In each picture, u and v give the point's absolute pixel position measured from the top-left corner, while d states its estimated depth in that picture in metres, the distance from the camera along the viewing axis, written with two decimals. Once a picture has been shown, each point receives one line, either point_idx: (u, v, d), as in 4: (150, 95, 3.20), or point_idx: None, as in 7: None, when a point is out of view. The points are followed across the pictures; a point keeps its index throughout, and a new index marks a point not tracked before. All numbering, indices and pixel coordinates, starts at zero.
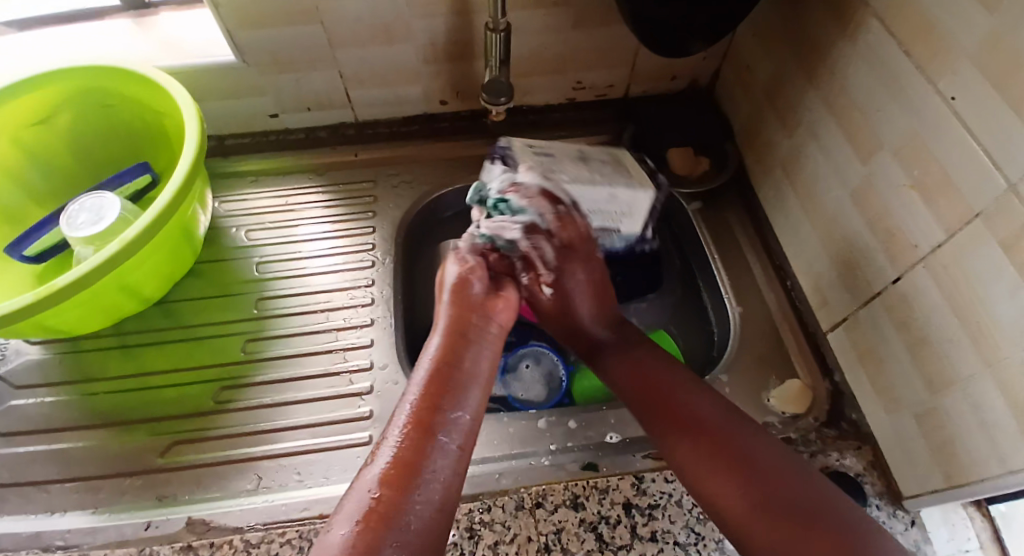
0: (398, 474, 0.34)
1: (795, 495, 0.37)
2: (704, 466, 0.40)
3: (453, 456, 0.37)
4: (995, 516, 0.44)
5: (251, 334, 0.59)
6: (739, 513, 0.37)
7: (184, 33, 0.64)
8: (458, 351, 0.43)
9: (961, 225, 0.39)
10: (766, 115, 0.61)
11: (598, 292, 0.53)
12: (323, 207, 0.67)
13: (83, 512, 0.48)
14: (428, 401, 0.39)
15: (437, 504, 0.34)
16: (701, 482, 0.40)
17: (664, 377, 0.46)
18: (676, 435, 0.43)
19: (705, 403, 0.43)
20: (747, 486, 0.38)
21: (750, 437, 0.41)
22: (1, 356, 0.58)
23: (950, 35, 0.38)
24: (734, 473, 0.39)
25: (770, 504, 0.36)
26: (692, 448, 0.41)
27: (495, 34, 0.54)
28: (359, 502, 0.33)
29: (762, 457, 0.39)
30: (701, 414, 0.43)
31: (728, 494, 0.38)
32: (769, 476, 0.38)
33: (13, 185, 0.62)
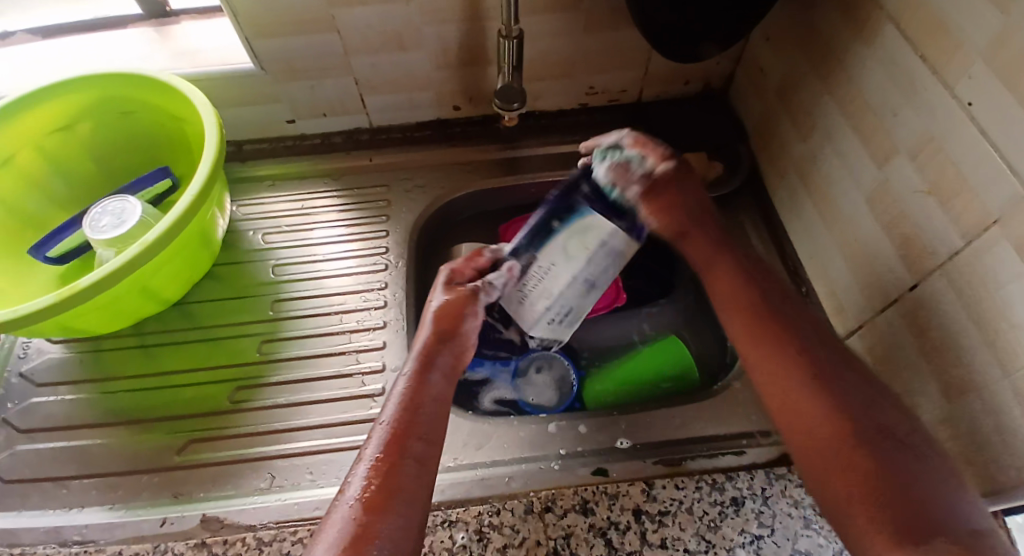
0: (372, 499, 0.36)
1: (873, 418, 0.37)
2: (791, 389, 0.40)
3: (420, 473, 0.39)
4: (1013, 527, 0.43)
5: (266, 335, 0.60)
6: (824, 438, 0.37)
7: (204, 41, 0.65)
8: (420, 382, 0.44)
9: (978, 229, 0.38)
10: (779, 120, 0.61)
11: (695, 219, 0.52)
12: (338, 211, 0.68)
13: (101, 508, 0.50)
14: (398, 430, 0.40)
15: (408, 519, 0.36)
16: (790, 420, 0.39)
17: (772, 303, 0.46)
18: (761, 366, 0.43)
19: (789, 345, 0.42)
20: (842, 409, 0.38)
21: (840, 370, 0.41)
22: (25, 355, 0.59)
23: (965, 38, 0.38)
24: (822, 394, 0.39)
25: (861, 422, 0.37)
26: (808, 392, 0.39)
27: (508, 39, 0.54)
28: (337, 524, 0.35)
29: (841, 386, 0.39)
30: (796, 338, 0.43)
31: (813, 416, 0.38)
32: (866, 415, 0.37)
33: (39, 189, 0.63)
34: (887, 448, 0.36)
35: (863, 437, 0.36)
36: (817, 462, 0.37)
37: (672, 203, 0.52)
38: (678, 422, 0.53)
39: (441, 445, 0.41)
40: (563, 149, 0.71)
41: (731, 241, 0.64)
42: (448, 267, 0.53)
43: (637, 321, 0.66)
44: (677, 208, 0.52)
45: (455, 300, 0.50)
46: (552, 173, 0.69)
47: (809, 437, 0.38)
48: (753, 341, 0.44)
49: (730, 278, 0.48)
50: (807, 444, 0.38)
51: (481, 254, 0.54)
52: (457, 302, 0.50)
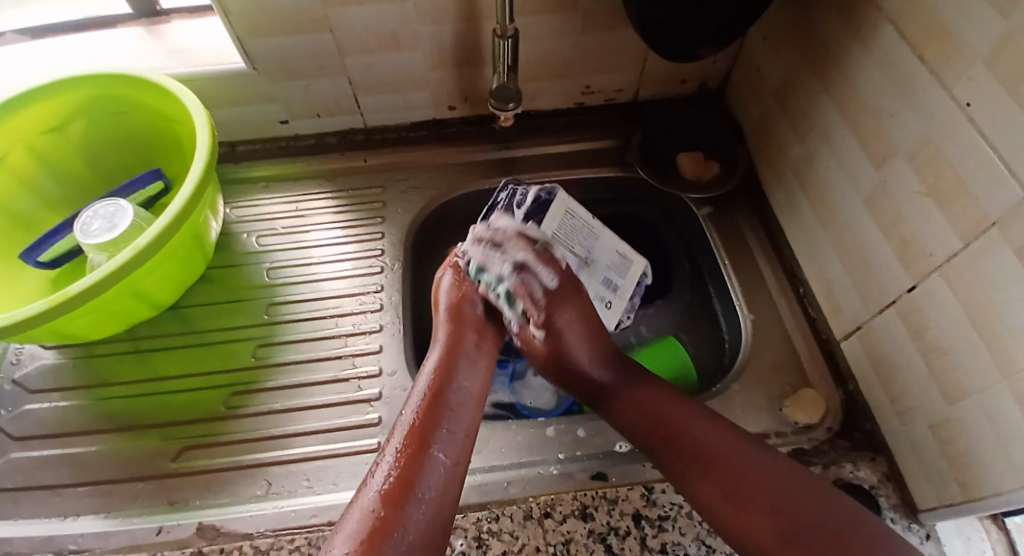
0: (396, 492, 0.37)
1: (803, 510, 0.38)
2: (722, 496, 0.40)
3: (448, 474, 0.40)
4: (1011, 529, 0.43)
5: (261, 339, 0.59)
6: (761, 532, 0.38)
7: (195, 41, 0.64)
8: (449, 370, 0.47)
9: (977, 233, 0.38)
10: (777, 119, 0.61)
11: (591, 333, 0.51)
12: (333, 213, 0.68)
13: (96, 516, 0.49)
14: (425, 421, 0.42)
15: (432, 513, 0.38)
16: (727, 520, 0.40)
17: (670, 409, 0.46)
18: (698, 480, 0.41)
19: (722, 435, 0.43)
20: (775, 516, 0.38)
21: (757, 456, 0.42)
22: (16, 360, 0.59)
23: (964, 39, 0.37)
24: (750, 500, 0.39)
25: (785, 524, 0.38)
26: (749, 510, 0.39)
27: (503, 40, 0.54)
28: (360, 515, 0.36)
29: (760, 479, 0.40)
30: (706, 442, 0.43)
31: (753, 525, 0.39)
32: (791, 504, 0.39)
33: (28, 192, 0.62)
34: (816, 539, 0.37)
35: (794, 535, 0.37)
36: (751, 544, 0.39)
37: (576, 313, 0.51)
38: None
39: (469, 437, 0.43)
40: (560, 150, 0.71)
41: (729, 241, 0.64)
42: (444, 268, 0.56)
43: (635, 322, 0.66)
44: (584, 316, 0.51)
45: (453, 292, 0.52)
46: (549, 173, 0.69)
47: (746, 526, 0.39)
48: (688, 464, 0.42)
49: (631, 380, 0.49)
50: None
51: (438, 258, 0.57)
52: (454, 293, 0.52)
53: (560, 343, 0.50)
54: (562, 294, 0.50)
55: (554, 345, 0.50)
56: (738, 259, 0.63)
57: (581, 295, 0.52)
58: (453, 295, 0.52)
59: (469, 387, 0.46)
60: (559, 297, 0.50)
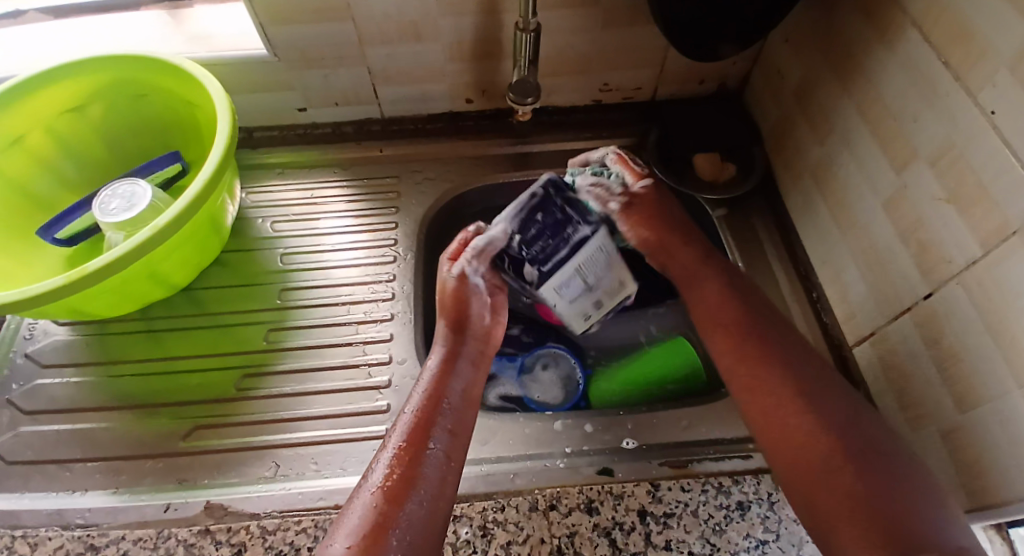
0: (395, 489, 0.37)
1: (862, 444, 0.39)
2: (782, 408, 0.42)
3: (443, 468, 0.40)
4: (1015, 539, 0.41)
5: (273, 324, 0.60)
6: (810, 464, 0.39)
7: (216, 26, 0.65)
8: (446, 376, 0.46)
9: (997, 240, 0.38)
10: (796, 122, 0.61)
11: (659, 242, 0.54)
12: (348, 201, 0.68)
13: (104, 492, 0.49)
14: (423, 422, 0.42)
15: (431, 510, 0.37)
16: (786, 449, 0.41)
17: (761, 324, 0.47)
18: (758, 384, 0.44)
19: (796, 354, 0.45)
20: (834, 433, 0.40)
21: (833, 392, 0.43)
22: (30, 336, 0.59)
23: (991, 46, 0.37)
24: (819, 424, 0.41)
25: (852, 443, 0.39)
26: (810, 425, 0.41)
27: (525, 33, 0.54)
28: (359, 512, 0.36)
29: (829, 405, 0.42)
30: (792, 359, 0.45)
31: (812, 447, 0.40)
32: (853, 428, 0.40)
33: (48, 171, 0.63)
34: (872, 473, 0.38)
35: (858, 451, 0.39)
36: (810, 470, 0.40)
37: (647, 219, 0.54)
38: (684, 423, 0.52)
39: (464, 437, 0.43)
40: (576, 146, 0.71)
41: (743, 243, 0.64)
42: (445, 253, 0.56)
43: (645, 321, 0.66)
44: (657, 221, 0.54)
45: (456, 298, 0.52)
46: (564, 170, 0.69)
47: (803, 452, 0.40)
48: (753, 364, 0.45)
49: (720, 296, 0.50)
50: (797, 464, 0.40)
51: (470, 229, 0.57)
52: (457, 300, 0.52)
53: (648, 210, 0.54)
54: (642, 202, 0.54)
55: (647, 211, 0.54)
56: (752, 262, 0.63)
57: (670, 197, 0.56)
58: (449, 304, 0.52)
59: (464, 389, 0.46)
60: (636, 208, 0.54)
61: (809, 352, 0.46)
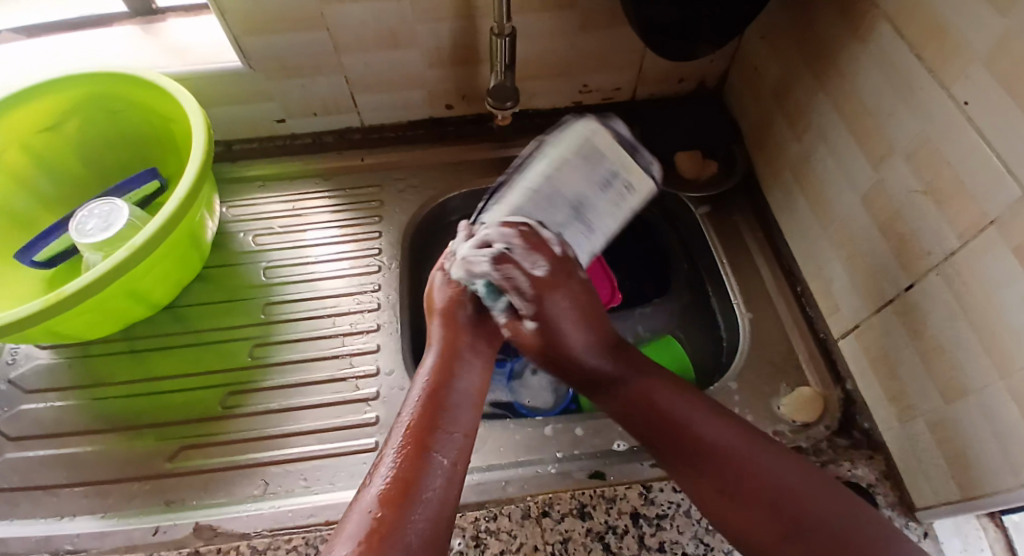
0: (395, 494, 0.35)
1: (813, 505, 0.36)
2: (718, 500, 0.38)
3: (450, 476, 0.38)
4: (1008, 527, 0.43)
5: (258, 339, 0.59)
6: (760, 536, 0.36)
7: (190, 39, 0.64)
8: (448, 375, 0.44)
9: (974, 232, 0.38)
10: (775, 118, 0.61)
11: (588, 314, 0.48)
12: (330, 212, 0.67)
13: (92, 517, 0.49)
14: (426, 423, 0.40)
15: (436, 522, 0.35)
16: (732, 525, 0.38)
17: (664, 400, 0.43)
18: (693, 479, 0.40)
19: (715, 427, 0.40)
20: (772, 516, 0.36)
21: (762, 451, 0.39)
22: (12, 360, 0.58)
23: (962, 39, 0.37)
24: (743, 486, 0.38)
25: (783, 517, 0.36)
26: (743, 511, 0.37)
27: (501, 38, 0.53)
28: (359, 522, 0.34)
29: (763, 473, 0.38)
30: (722, 445, 0.39)
31: (748, 523, 0.37)
32: (782, 502, 0.36)
33: (24, 191, 0.62)
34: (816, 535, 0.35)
35: (791, 531, 0.35)
36: (752, 544, 0.37)
37: (570, 293, 0.48)
38: None
39: (470, 441, 0.41)
40: None
41: (726, 241, 0.64)
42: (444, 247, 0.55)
43: (631, 323, 0.66)
44: (581, 297, 0.48)
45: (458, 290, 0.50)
46: None
47: (746, 528, 0.37)
48: (693, 445, 0.40)
49: (629, 388, 0.45)
50: (752, 545, 0.37)
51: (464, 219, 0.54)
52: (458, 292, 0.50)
53: (558, 347, 0.48)
54: (557, 281, 0.47)
55: (545, 338, 0.48)
56: (737, 259, 0.63)
57: (632, 213, 0.52)
58: (455, 289, 0.51)
59: (468, 388, 0.44)
60: (548, 284, 0.47)
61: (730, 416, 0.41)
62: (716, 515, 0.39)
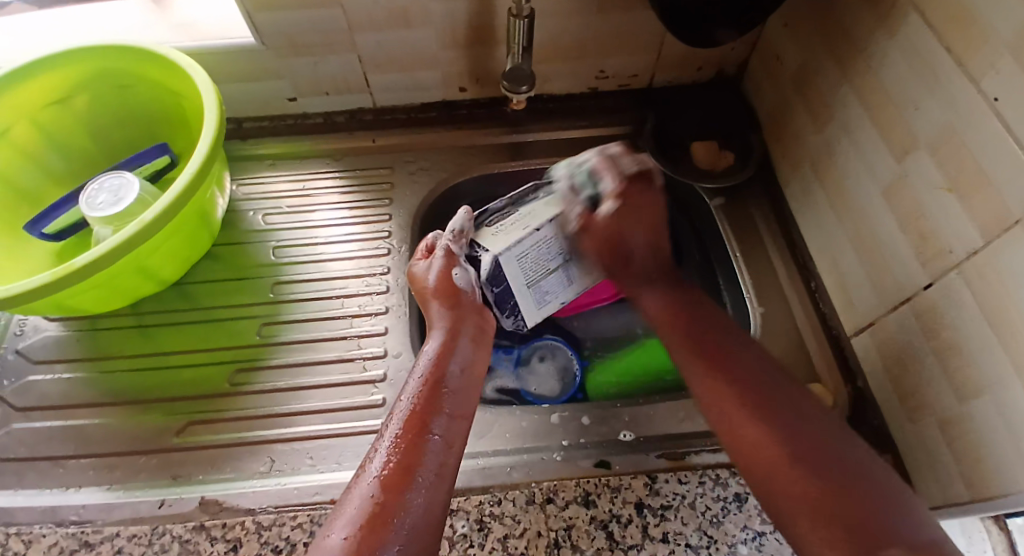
0: (392, 478, 0.36)
1: (832, 449, 0.38)
2: (737, 409, 0.41)
3: (447, 456, 0.39)
4: (1012, 529, 0.43)
5: (265, 318, 0.59)
6: (772, 451, 0.38)
7: (202, 14, 0.63)
8: (444, 358, 0.46)
9: (998, 229, 0.37)
10: (795, 109, 0.60)
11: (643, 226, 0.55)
12: (341, 193, 0.67)
13: (99, 488, 0.49)
14: (424, 405, 0.41)
15: (432, 506, 0.36)
16: (732, 431, 0.41)
17: (696, 318, 0.49)
18: (710, 382, 0.44)
19: (750, 359, 0.45)
20: (786, 437, 0.39)
21: (801, 401, 0.41)
22: (21, 332, 0.58)
23: (993, 31, 0.36)
24: (767, 420, 0.40)
25: (797, 443, 0.38)
26: (762, 429, 0.39)
27: (518, 19, 0.53)
28: (356, 505, 0.35)
29: (800, 420, 0.40)
30: (757, 374, 0.43)
31: (757, 435, 0.39)
32: (816, 447, 0.38)
33: (33, 164, 0.62)
34: (838, 467, 0.36)
35: (802, 454, 0.37)
36: (775, 487, 0.37)
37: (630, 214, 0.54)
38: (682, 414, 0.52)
39: (464, 423, 0.43)
40: (571, 135, 0.70)
41: (740, 233, 0.63)
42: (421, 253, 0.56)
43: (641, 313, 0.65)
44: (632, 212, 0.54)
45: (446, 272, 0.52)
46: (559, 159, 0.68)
47: (751, 447, 0.39)
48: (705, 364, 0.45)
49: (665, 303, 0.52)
50: (751, 452, 0.39)
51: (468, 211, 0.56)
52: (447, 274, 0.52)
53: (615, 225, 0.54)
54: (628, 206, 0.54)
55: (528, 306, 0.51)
56: (749, 250, 0.62)
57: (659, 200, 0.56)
58: (438, 283, 0.52)
59: (461, 371, 0.46)
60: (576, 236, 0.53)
61: (771, 362, 0.45)
62: (729, 434, 0.41)
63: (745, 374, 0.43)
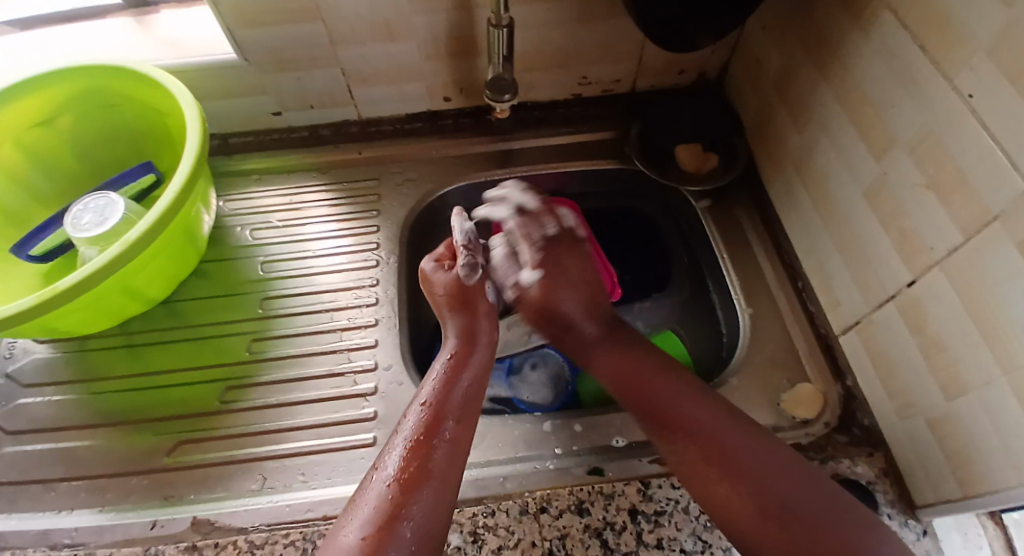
0: (407, 479, 0.39)
1: (785, 491, 0.40)
2: (700, 465, 0.42)
3: (455, 453, 0.42)
4: (1008, 524, 0.43)
5: (255, 334, 0.59)
6: (742, 513, 0.40)
7: (184, 31, 0.63)
8: (458, 364, 0.48)
9: (978, 227, 0.37)
10: (776, 110, 0.60)
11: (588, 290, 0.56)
12: (328, 206, 0.67)
13: (91, 511, 0.49)
14: (439, 407, 0.44)
15: (441, 504, 0.39)
16: (701, 483, 0.42)
17: (654, 377, 0.49)
18: (674, 439, 0.44)
19: (704, 403, 0.46)
20: (755, 492, 0.40)
21: (754, 442, 0.43)
22: (10, 355, 0.58)
23: (966, 29, 0.37)
24: (731, 477, 0.41)
25: (767, 499, 0.39)
26: (732, 483, 0.41)
27: (498, 29, 0.53)
28: (373, 503, 0.37)
29: (759, 470, 0.41)
30: (704, 420, 0.44)
31: (728, 492, 0.41)
32: (782, 497, 0.39)
33: (18, 186, 0.62)
34: (796, 520, 0.38)
35: (775, 511, 0.39)
36: (747, 536, 0.39)
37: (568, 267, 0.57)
38: None
39: (473, 424, 0.45)
40: (557, 142, 0.70)
41: (728, 234, 0.63)
42: (430, 258, 0.57)
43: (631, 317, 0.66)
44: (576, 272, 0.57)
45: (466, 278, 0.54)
46: (546, 166, 0.68)
47: (723, 502, 0.41)
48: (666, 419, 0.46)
49: (619, 359, 0.52)
50: (732, 523, 0.40)
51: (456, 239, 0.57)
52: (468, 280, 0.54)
53: (544, 293, 0.56)
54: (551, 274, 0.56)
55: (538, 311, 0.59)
56: (737, 252, 0.62)
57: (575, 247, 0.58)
58: (447, 289, 0.54)
59: (474, 376, 0.48)
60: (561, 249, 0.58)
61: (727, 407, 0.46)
62: (693, 480, 0.43)
63: (702, 430, 0.44)
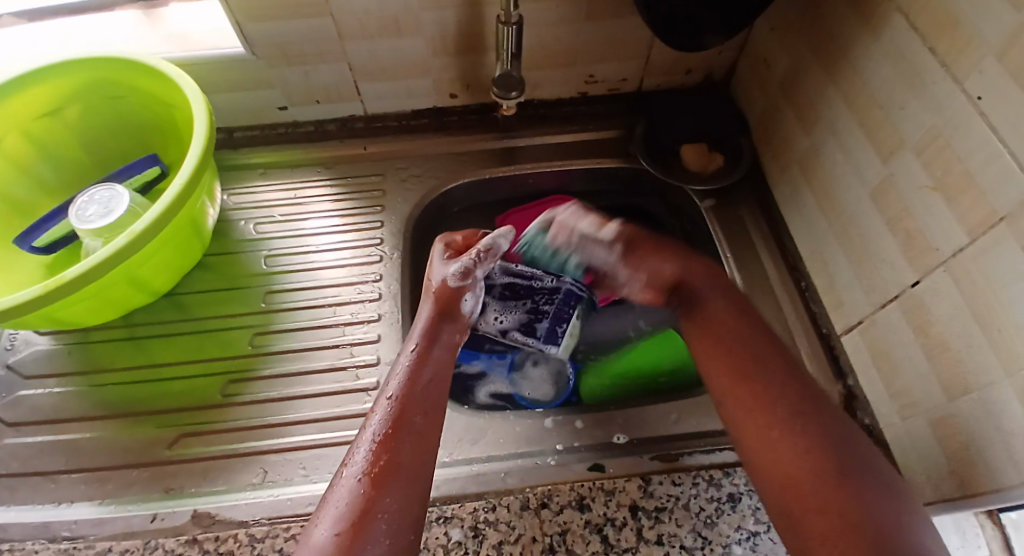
0: (376, 475, 0.38)
1: (844, 454, 0.39)
2: (762, 423, 0.41)
3: (427, 446, 0.41)
4: (1006, 524, 0.42)
5: (258, 327, 0.59)
6: (817, 472, 0.38)
7: (192, 24, 0.63)
8: (424, 358, 0.47)
9: (983, 228, 0.37)
10: (783, 111, 0.60)
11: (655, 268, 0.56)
12: (332, 201, 0.67)
13: (91, 503, 0.49)
14: (407, 401, 0.43)
15: (413, 497, 0.38)
16: (756, 446, 0.41)
17: (731, 332, 0.47)
18: (742, 396, 0.43)
19: (774, 366, 0.44)
20: (811, 457, 0.38)
21: (818, 409, 0.41)
22: (12, 346, 0.58)
23: (976, 31, 0.37)
24: (794, 438, 0.40)
25: (825, 464, 0.38)
26: (789, 447, 0.39)
27: (507, 26, 0.53)
28: (341, 502, 0.37)
29: (816, 436, 0.39)
30: (773, 384, 0.43)
31: (783, 456, 0.39)
32: (838, 464, 0.38)
33: (24, 177, 0.62)
34: (863, 482, 0.37)
35: (834, 477, 0.37)
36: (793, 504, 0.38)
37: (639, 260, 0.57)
38: (675, 417, 0.52)
39: (443, 415, 0.44)
40: (562, 140, 0.70)
41: (731, 234, 0.63)
42: (444, 242, 0.56)
43: (634, 317, 0.65)
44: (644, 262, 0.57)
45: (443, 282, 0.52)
46: (550, 164, 0.68)
47: (777, 465, 0.39)
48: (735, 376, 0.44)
49: (712, 311, 0.49)
50: (788, 488, 0.38)
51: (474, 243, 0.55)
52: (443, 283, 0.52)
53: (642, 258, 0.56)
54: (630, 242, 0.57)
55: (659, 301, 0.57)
56: (740, 252, 0.62)
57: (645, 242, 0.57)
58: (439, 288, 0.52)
59: (444, 370, 0.47)
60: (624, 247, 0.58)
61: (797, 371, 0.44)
62: (752, 443, 0.41)
63: (769, 392, 0.43)
